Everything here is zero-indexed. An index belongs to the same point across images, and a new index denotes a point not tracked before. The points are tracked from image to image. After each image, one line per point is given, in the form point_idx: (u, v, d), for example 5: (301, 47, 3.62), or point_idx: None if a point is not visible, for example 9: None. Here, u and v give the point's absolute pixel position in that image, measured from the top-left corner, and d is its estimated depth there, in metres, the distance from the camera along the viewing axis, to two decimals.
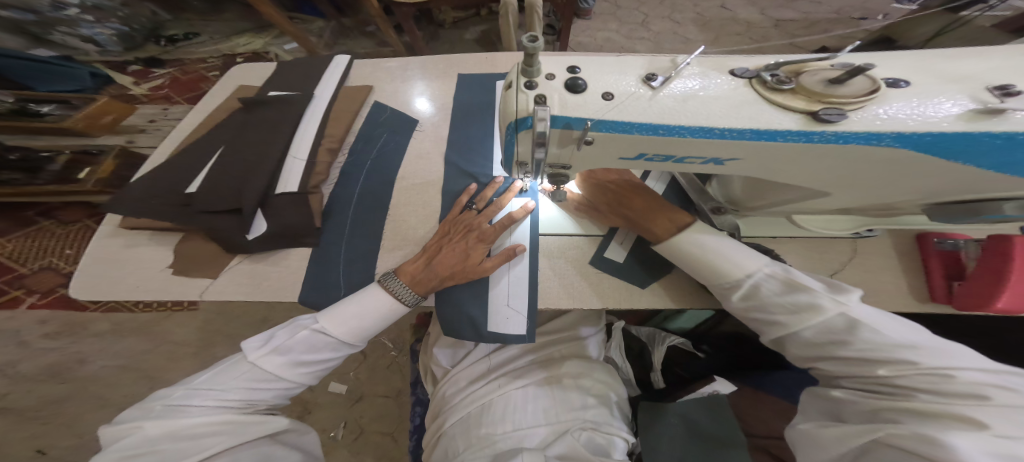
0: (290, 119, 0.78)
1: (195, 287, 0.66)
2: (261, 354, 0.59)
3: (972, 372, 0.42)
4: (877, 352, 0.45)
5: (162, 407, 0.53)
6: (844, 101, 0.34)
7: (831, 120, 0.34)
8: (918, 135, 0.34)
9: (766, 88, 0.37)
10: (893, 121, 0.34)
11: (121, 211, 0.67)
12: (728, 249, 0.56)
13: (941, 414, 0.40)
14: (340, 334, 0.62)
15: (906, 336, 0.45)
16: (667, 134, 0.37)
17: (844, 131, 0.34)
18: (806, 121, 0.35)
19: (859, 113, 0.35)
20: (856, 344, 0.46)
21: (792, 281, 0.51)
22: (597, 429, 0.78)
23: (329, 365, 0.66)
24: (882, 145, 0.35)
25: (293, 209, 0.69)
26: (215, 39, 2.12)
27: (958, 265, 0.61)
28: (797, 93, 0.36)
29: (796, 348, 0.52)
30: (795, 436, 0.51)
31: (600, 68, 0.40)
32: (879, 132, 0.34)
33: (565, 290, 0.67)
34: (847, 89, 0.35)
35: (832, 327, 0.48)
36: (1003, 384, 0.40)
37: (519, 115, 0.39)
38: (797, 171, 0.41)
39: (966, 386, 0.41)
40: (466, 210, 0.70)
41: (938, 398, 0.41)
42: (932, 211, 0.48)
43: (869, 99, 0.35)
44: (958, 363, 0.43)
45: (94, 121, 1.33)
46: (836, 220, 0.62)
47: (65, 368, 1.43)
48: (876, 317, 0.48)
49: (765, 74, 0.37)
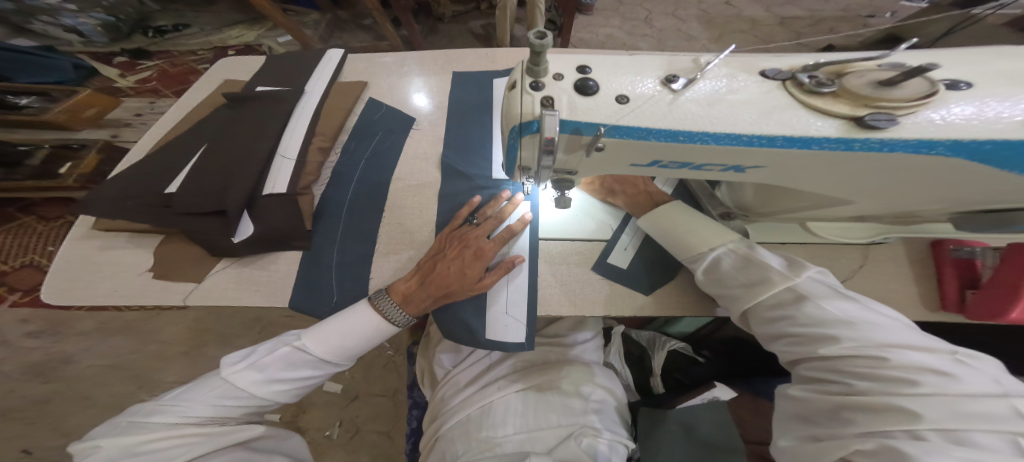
0: (278, 117, 0.74)
1: (177, 291, 0.63)
2: (236, 370, 0.57)
3: (910, 354, 0.39)
4: (816, 330, 0.44)
5: (126, 424, 0.50)
6: (895, 105, 0.32)
7: (878, 126, 0.31)
8: (977, 142, 0.31)
9: (802, 91, 0.34)
10: (950, 125, 0.31)
11: (95, 212, 0.63)
12: (699, 226, 0.59)
13: (881, 407, 0.37)
14: (320, 352, 0.60)
15: (847, 311, 0.44)
16: (687, 141, 0.34)
17: (891, 138, 0.31)
18: (848, 127, 0.32)
19: (911, 119, 0.32)
20: (800, 319, 0.46)
21: (752, 256, 0.53)
22: (599, 435, 0.74)
23: (305, 385, 0.62)
24: (933, 154, 0.32)
25: (280, 211, 0.66)
26: (206, 30, 2.03)
27: (974, 273, 0.59)
28: (839, 96, 0.33)
29: (760, 326, 0.51)
30: (777, 455, 0.45)
31: (614, 68, 0.37)
32: (932, 139, 0.31)
33: (567, 297, 0.64)
34: (899, 92, 0.32)
35: (781, 300, 0.49)
36: (942, 368, 0.37)
37: (524, 119, 0.36)
38: (824, 180, 0.38)
39: (900, 371, 0.38)
40: (465, 224, 0.66)
41: (875, 385, 0.38)
42: (959, 221, 0.46)
43: (923, 103, 0.32)
44: (897, 343, 0.40)
45: (78, 113, 1.29)
46: (851, 228, 0.60)
47: (50, 368, 1.39)
48: (821, 295, 0.46)
49: (802, 75, 0.34)
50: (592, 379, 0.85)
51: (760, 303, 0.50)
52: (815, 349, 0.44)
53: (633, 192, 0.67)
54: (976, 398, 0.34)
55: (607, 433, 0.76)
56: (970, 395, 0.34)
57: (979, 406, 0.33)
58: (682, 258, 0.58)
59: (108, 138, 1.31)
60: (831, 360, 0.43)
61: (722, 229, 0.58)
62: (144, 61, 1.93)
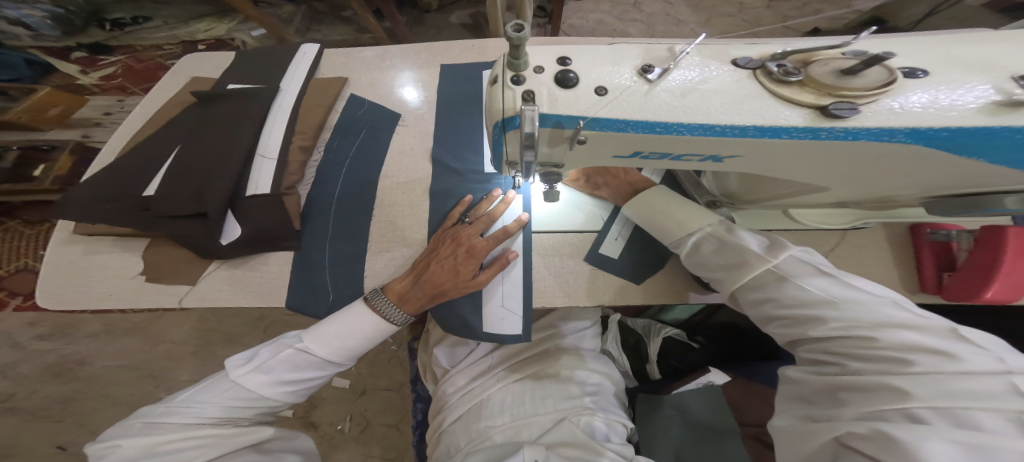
0: (253, 114, 0.72)
1: (172, 295, 0.63)
2: (243, 373, 0.57)
3: (904, 334, 0.40)
4: (801, 311, 0.46)
5: (141, 425, 0.51)
6: (856, 94, 0.32)
7: (841, 115, 0.32)
8: (934, 130, 0.31)
9: (771, 79, 0.34)
10: (908, 114, 0.32)
11: (75, 217, 0.62)
12: (677, 210, 0.60)
13: (873, 386, 0.39)
14: (325, 353, 0.61)
15: (829, 289, 0.46)
16: (664, 132, 0.35)
17: (854, 127, 0.32)
18: (814, 116, 0.33)
19: (871, 107, 0.32)
20: (784, 301, 0.48)
21: (728, 239, 0.54)
22: (595, 413, 0.77)
23: (313, 384, 0.63)
24: (894, 142, 0.33)
25: (263, 211, 0.65)
26: (170, 23, 1.94)
27: (949, 255, 0.63)
28: (805, 85, 0.34)
29: (748, 308, 0.53)
30: (774, 434, 0.48)
31: (593, 58, 0.37)
32: (892, 128, 0.32)
33: (562, 288, 0.65)
34: (861, 81, 0.32)
35: (762, 282, 0.51)
36: (938, 348, 0.38)
37: (506, 114, 0.36)
38: (798, 166, 0.39)
39: (894, 351, 0.39)
40: (458, 223, 0.66)
41: (870, 366, 0.40)
42: (932, 205, 0.51)
43: (883, 91, 0.32)
44: (892, 323, 0.41)
45: (40, 112, 1.24)
46: (833, 214, 0.64)
47: (65, 369, 1.39)
48: (812, 275, 0.48)
49: (770, 64, 0.35)
50: (585, 365, 0.87)
51: (743, 284, 0.52)
52: (806, 331, 0.46)
53: (616, 184, 0.67)
54: (974, 377, 0.35)
55: (605, 411, 0.80)
56: (968, 374, 0.35)
57: (978, 384, 0.34)
58: (669, 241, 0.60)
59: (78, 138, 1.29)
60: (826, 342, 0.45)
61: (701, 212, 0.59)
62: (104, 56, 1.85)
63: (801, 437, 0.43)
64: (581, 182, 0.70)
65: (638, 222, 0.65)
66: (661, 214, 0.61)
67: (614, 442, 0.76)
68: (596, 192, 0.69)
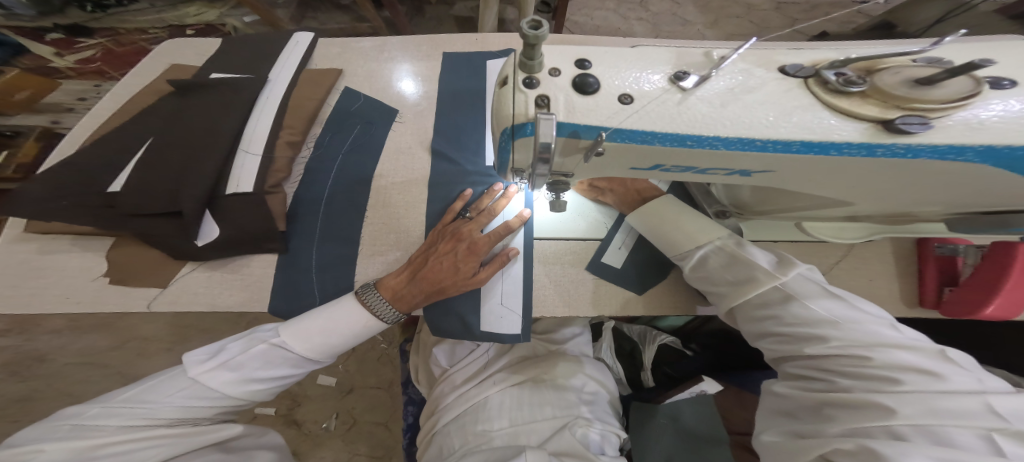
0: (237, 105, 0.67)
1: (137, 297, 0.59)
2: (206, 369, 0.52)
3: (896, 353, 0.38)
4: (803, 329, 0.43)
5: (72, 428, 0.45)
6: (932, 107, 0.29)
7: (909, 130, 0.29)
8: (1010, 148, 0.28)
9: (827, 89, 0.31)
10: (986, 129, 0.28)
11: (28, 214, 0.57)
12: (685, 221, 0.56)
13: (861, 404, 0.37)
14: (303, 350, 0.57)
15: (832, 310, 0.43)
16: (696, 146, 0.31)
17: (919, 144, 0.29)
18: (875, 131, 0.30)
19: (948, 122, 0.29)
20: (787, 319, 0.45)
21: (738, 254, 0.51)
22: (591, 424, 0.75)
23: (286, 381, 0.59)
24: (960, 160, 0.30)
25: (243, 210, 0.61)
26: (156, 6, 1.87)
27: (952, 271, 0.61)
28: (868, 96, 0.31)
29: (746, 324, 0.50)
30: (760, 448, 0.45)
31: (617, 62, 0.33)
32: (962, 145, 0.28)
33: (561, 297, 0.62)
34: (938, 92, 0.29)
35: (767, 300, 0.47)
36: (930, 369, 0.37)
37: (517, 121, 0.33)
38: (831, 182, 0.36)
39: (883, 369, 0.38)
40: (459, 218, 0.63)
41: (859, 384, 0.38)
42: (958, 222, 0.48)
43: (961, 104, 0.29)
44: (884, 341, 0.40)
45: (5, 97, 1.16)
46: (847, 228, 0.59)
47: (25, 366, 1.36)
48: (812, 290, 0.45)
49: (828, 72, 0.31)
50: (583, 371, 0.85)
51: (747, 299, 0.49)
52: (802, 348, 0.43)
53: (622, 191, 0.63)
54: (953, 395, 0.34)
55: (601, 422, 0.77)
56: (949, 393, 0.35)
57: (956, 403, 0.34)
58: (676, 255, 0.57)
59: (48, 124, 1.21)
60: (817, 358, 0.43)
61: (711, 225, 0.56)
62: (82, 39, 1.76)
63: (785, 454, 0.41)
64: (586, 189, 0.66)
65: (642, 231, 0.61)
66: (670, 224, 0.57)
67: (608, 455, 0.74)
68: (603, 197, 0.65)
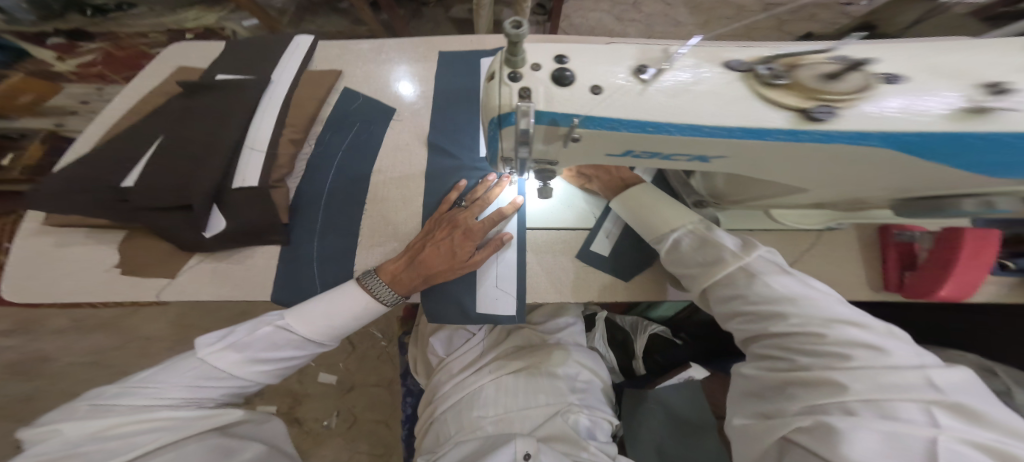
0: (241, 104, 0.71)
1: (148, 288, 0.62)
2: (214, 350, 0.56)
3: (849, 330, 0.42)
4: (766, 309, 0.47)
5: (88, 408, 0.50)
6: (836, 98, 0.33)
7: (820, 119, 0.33)
8: (907, 134, 0.32)
9: (759, 82, 0.35)
10: (884, 118, 0.32)
11: (46, 208, 0.61)
12: (662, 207, 0.60)
13: (818, 381, 0.41)
14: (305, 332, 0.60)
15: (791, 290, 0.46)
16: (656, 132, 0.35)
17: (833, 131, 0.33)
18: (797, 119, 0.34)
19: (853, 111, 0.33)
20: (751, 297, 0.48)
21: (708, 238, 0.54)
22: (581, 411, 0.79)
23: (291, 363, 0.63)
24: (869, 145, 0.33)
25: (248, 205, 0.64)
26: (157, 11, 1.90)
27: (912, 256, 0.64)
28: (791, 88, 0.34)
29: (717, 303, 0.54)
30: (732, 430, 0.49)
31: (591, 58, 0.37)
32: (866, 132, 0.32)
33: (553, 284, 0.66)
34: (840, 86, 0.33)
35: (732, 279, 0.51)
36: (877, 344, 0.40)
37: (503, 111, 0.36)
38: (777, 167, 0.40)
39: (836, 345, 0.41)
40: (454, 207, 0.66)
41: (816, 360, 0.42)
42: (904, 206, 0.50)
43: (861, 96, 0.33)
44: (838, 320, 0.43)
45: (9, 99, 1.20)
46: (809, 215, 0.64)
47: (31, 365, 1.39)
48: (773, 273, 0.49)
49: (760, 67, 0.35)
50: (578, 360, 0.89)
51: (715, 281, 0.52)
52: (768, 327, 0.47)
53: (606, 178, 0.67)
54: (897, 370, 0.38)
55: (591, 409, 0.81)
56: (894, 367, 0.38)
57: (900, 376, 0.38)
58: (658, 243, 0.59)
59: (51, 127, 1.23)
60: (779, 338, 0.46)
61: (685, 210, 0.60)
62: (84, 43, 1.79)
63: (756, 435, 0.45)
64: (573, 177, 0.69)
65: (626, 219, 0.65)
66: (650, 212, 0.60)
67: (597, 440, 0.78)
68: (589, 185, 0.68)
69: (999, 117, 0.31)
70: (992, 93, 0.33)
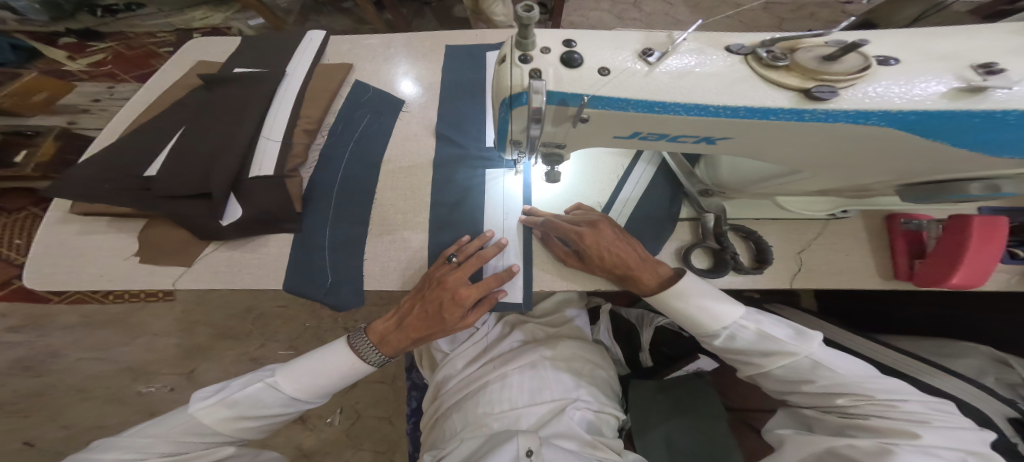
0: (256, 96, 0.73)
1: (168, 275, 0.64)
2: (204, 406, 0.58)
3: (913, 404, 0.57)
4: (839, 387, 0.59)
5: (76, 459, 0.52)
6: (835, 78, 0.34)
7: (821, 98, 0.34)
8: (905, 113, 0.34)
9: (761, 65, 0.37)
10: (882, 98, 0.34)
11: (69, 196, 0.63)
12: (711, 306, 0.62)
13: (888, 430, 0.55)
14: (293, 390, 0.63)
15: (858, 373, 0.59)
16: (662, 112, 0.37)
17: (833, 109, 0.34)
18: (798, 99, 0.35)
19: (851, 91, 0.35)
20: (819, 381, 0.60)
21: (764, 332, 0.61)
22: (590, 407, 0.82)
23: (275, 421, 0.64)
24: (869, 124, 0.35)
25: (264, 193, 0.66)
26: (164, 11, 1.92)
27: (920, 244, 0.67)
28: (791, 70, 0.36)
29: (772, 383, 0.66)
30: (775, 439, 0.67)
31: (597, 42, 0.39)
32: (866, 110, 0.34)
33: (559, 272, 0.67)
34: (840, 66, 0.34)
35: (799, 367, 0.61)
36: (931, 414, 0.56)
37: (514, 91, 0.38)
38: (778, 147, 0.42)
39: (910, 413, 0.56)
40: (445, 263, 0.64)
41: (877, 416, 0.57)
42: (904, 192, 0.50)
43: (861, 75, 0.34)
44: (909, 396, 0.58)
45: (25, 99, 1.24)
46: (814, 202, 0.66)
47: (40, 360, 1.40)
48: (832, 357, 0.60)
49: (761, 50, 0.37)
50: (582, 352, 0.91)
51: (774, 364, 0.62)
52: (835, 399, 0.60)
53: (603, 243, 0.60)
54: (945, 431, 0.54)
55: (595, 402, 0.83)
56: (944, 428, 0.54)
57: (943, 432, 0.54)
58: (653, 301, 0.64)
59: (65, 124, 1.26)
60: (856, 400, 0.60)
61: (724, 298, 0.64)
62: (93, 43, 1.82)
63: (802, 444, 0.61)
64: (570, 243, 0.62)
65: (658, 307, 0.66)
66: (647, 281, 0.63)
67: (606, 435, 0.82)
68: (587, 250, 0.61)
69: (992, 95, 0.33)
70: (987, 73, 0.34)
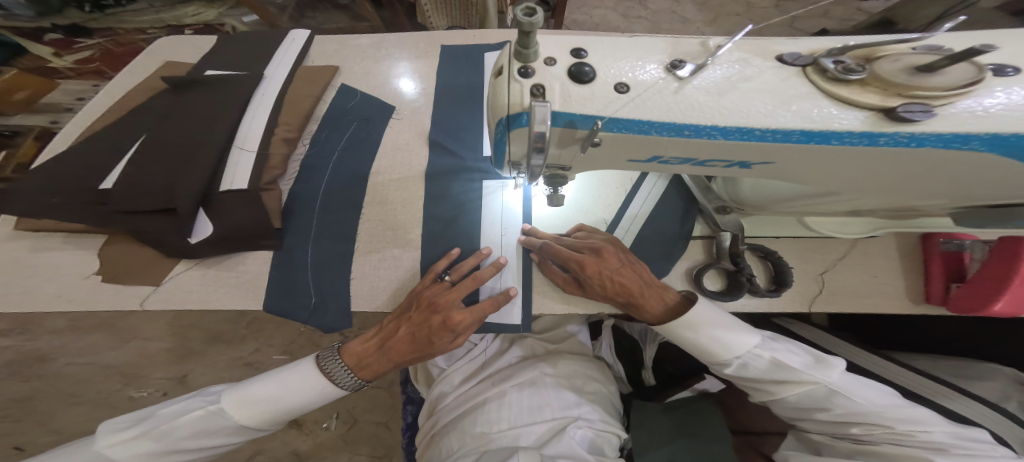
0: (233, 102, 0.67)
1: (132, 296, 0.59)
2: (129, 438, 0.52)
3: (936, 433, 0.51)
4: (852, 415, 0.54)
5: None
6: (932, 94, 0.29)
7: (910, 118, 0.28)
8: (1018, 136, 0.27)
9: (826, 78, 0.31)
10: (990, 117, 0.28)
11: (22, 211, 0.57)
12: (724, 334, 0.56)
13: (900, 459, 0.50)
14: (240, 417, 0.57)
15: (876, 401, 0.53)
16: (693, 135, 0.31)
17: (922, 132, 0.29)
18: (875, 119, 0.30)
19: (948, 110, 0.29)
20: (834, 409, 0.54)
21: (779, 360, 0.55)
22: (590, 425, 0.75)
23: (215, 450, 0.58)
24: (965, 149, 0.29)
25: (238, 208, 0.61)
26: (156, 6, 1.86)
27: (959, 266, 0.60)
28: (868, 84, 0.30)
29: (783, 408, 0.61)
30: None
31: (613, 51, 0.33)
32: (967, 134, 0.28)
33: (560, 295, 0.62)
34: (940, 78, 0.28)
35: (813, 394, 0.55)
36: (961, 444, 0.50)
37: (513, 111, 0.32)
38: (827, 173, 0.36)
39: (928, 441, 0.51)
40: (437, 280, 0.59)
41: (893, 445, 0.52)
42: (960, 216, 0.45)
43: (964, 91, 0.28)
44: (930, 423, 0.51)
45: (3, 96, 1.16)
46: (850, 223, 0.59)
47: (26, 366, 1.37)
48: (852, 384, 0.54)
49: (826, 60, 0.32)
50: (584, 371, 0.84)
51: (789, 393, 0.56)
52: (848, 427, 0.55)
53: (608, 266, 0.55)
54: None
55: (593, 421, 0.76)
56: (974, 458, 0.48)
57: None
58: (660, 331, 0.58)
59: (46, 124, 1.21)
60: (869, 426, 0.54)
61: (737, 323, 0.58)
62: (81, 39, 1.76)
63: None
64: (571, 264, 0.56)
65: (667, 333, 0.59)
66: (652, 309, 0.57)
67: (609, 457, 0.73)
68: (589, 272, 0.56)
69: None
70: None
